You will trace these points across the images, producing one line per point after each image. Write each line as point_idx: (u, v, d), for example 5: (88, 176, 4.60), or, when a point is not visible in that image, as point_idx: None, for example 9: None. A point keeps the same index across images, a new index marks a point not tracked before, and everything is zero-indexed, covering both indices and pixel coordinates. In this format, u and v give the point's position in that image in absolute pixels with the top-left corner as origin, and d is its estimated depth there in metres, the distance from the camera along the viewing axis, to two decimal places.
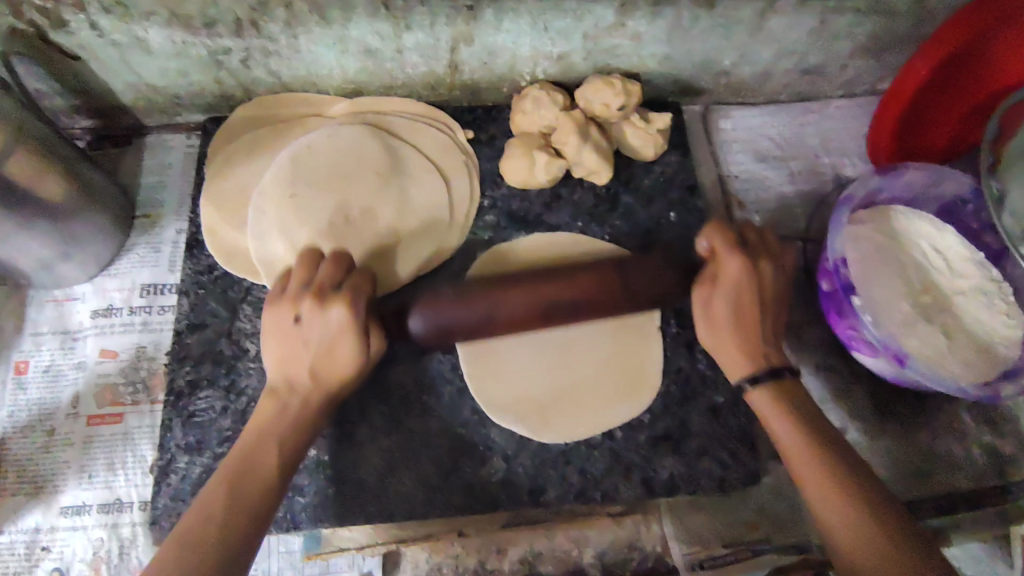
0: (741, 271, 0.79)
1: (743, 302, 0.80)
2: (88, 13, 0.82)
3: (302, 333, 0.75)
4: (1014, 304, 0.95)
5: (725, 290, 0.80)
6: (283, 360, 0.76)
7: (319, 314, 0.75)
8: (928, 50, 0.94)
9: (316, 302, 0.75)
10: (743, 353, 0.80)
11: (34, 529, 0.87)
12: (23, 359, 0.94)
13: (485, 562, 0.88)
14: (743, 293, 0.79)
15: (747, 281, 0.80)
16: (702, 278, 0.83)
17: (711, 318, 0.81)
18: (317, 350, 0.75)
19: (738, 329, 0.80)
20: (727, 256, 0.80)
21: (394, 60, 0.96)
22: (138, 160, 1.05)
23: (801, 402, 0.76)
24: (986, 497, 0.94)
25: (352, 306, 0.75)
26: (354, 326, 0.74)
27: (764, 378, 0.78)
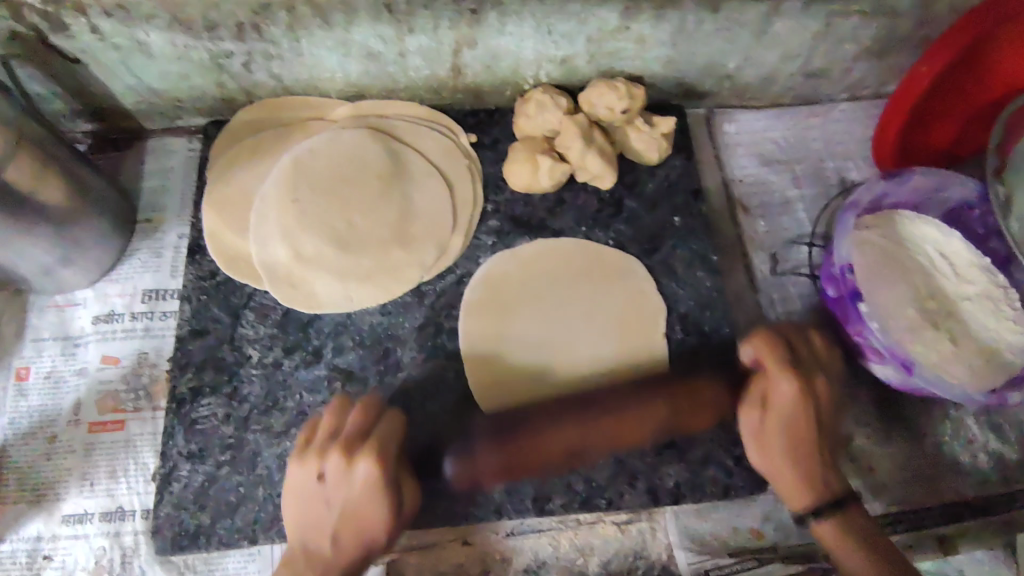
0: (791, 396, 0.78)
1: (794, 426, 0.80)
2: (88, 16, 0.81)
3: (328, 488, 0.76)
4: (1019, 309, 0.94)
5: (777, 413, 0.80)
6: (306, 521, 0.77)
7: (345, 475, 0.75)
8: (934, 53, 0.94)
9: (343, 459, 0.75)
10: (798, 485, 0.81)
11: (36, 537, 0.86)
12: (25, 366, 0.94)
13: (489, 569, 0.88)
14: (793, 416, 0.79)
15: (799, 406, 0.79)
16: (748, 402, 0.82)
17: (762, 445, 0.82)
18: (345, 506, 0.75)
19: (790, 451, 0.81)
20: (776, 378, 0.79)
21: (396, 64, 0.95)
22: (139, 164, 1.04)
23: (862, 527, 0.79)
24: (992, 504, 0.94)
25: (378, 463, 0.74)
26: (379, 489, 0.74)
27: (826, 509, 0.80)
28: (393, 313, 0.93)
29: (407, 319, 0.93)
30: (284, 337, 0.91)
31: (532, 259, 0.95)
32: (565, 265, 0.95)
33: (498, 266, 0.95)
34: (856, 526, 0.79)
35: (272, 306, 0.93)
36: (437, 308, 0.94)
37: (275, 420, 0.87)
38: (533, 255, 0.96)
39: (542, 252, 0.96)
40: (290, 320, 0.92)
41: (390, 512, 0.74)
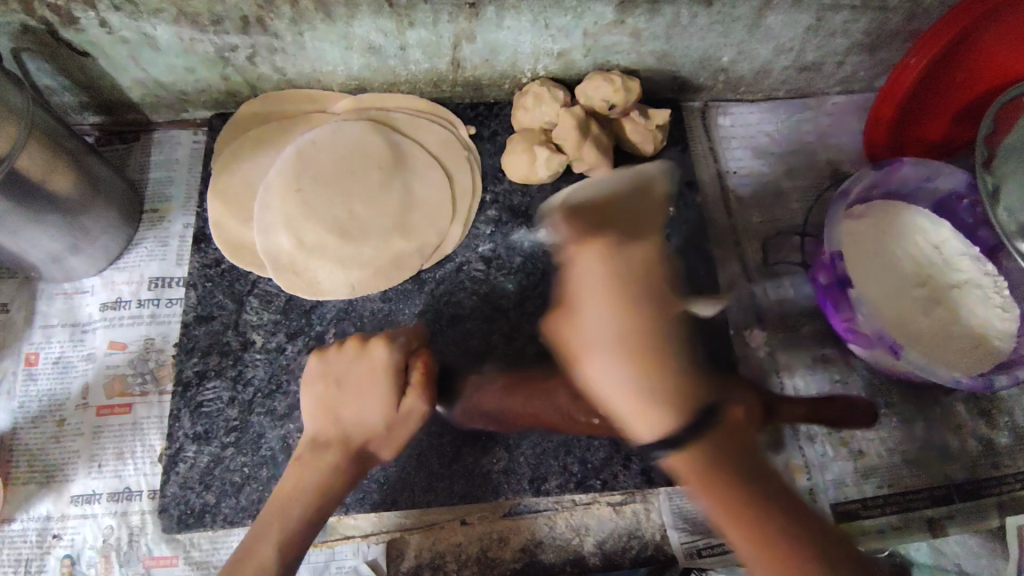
0: (592, 261, 0.68)
1: (611, 296, 0.65)
2: (97, 10, 0.83)
3: (337, 369, 0.76)
4: (1010, 298, 0.95)
5: (589, 300, 0.66)
6: (311, 414, 0.76)
7: (355, 354, 0.77)
8: (922, 47, 0.97)
9: (356, 341, 0.78)
10: (671, 406, 0.63)
11: (46, 517, 0.89)
12: (34, 351, 0.96)
13: (487, 549, 0.90)
14: (606, 305, 0.65)
15: (615, 269, 0.67)
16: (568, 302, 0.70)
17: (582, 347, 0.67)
18: (353, 385, 0.75)
19: (639, 351, 0.63)
20: (581, 255, 0.70)
21: (397, 57, 0.97)
22: (146, 156, 1.07)
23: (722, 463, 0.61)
24: (979, 488, 0.96)
25: (389, 346, 0.77)
26: (387, 370, 0.76)
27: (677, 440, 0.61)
28: (394, 300, 0.95)
29: (409, 305, 0.95)
30: (288, 323, 0.93)
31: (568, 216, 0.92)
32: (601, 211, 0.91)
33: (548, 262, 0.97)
34: (714, 456, 0.61)
35: (276, 293, 0.95)
36: (437, 295, 0.96)
37: (278, 403, 0.89)
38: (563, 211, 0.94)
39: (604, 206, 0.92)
40: (293, 306, 0.94)
41: (388, 407, 0.75)
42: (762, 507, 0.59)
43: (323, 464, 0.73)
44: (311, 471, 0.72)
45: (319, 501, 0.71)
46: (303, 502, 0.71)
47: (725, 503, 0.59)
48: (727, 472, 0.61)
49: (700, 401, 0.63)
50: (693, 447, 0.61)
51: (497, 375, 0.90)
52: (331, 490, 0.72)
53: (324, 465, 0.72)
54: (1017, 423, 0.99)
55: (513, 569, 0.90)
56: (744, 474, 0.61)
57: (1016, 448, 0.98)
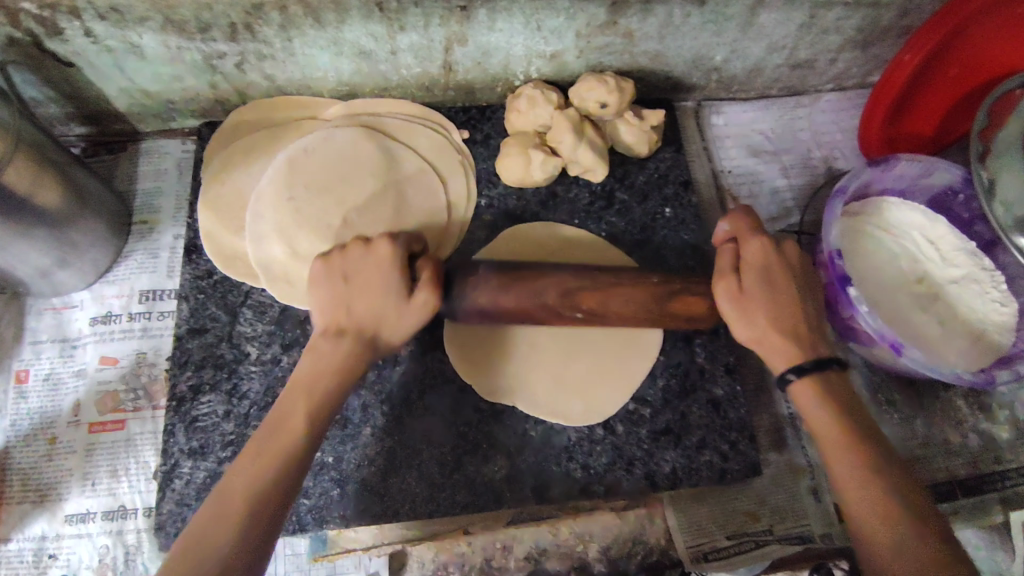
0: (764, 252, 0.76)
1: (772, 281, 0.75)
2: (83, 19, 0.82)
3: (345, 267, 0.78)
4: (1006, 292, 0.95)
5: (754, 271, 0.75)
6: (323, 307, 0.77)
7: (363, 250, 0.78)
8: (914, 44, 0.97)
9: (363, 241, 0.79)
10: (791, 348, 0.74)
11: (41, 537, 0.87)
12: (23, 368, 0.94)
13: (491, 559, 0.89)
14: (781, 275, 0.76)
15: (773, 260, 0.76)
16: (721, 268, 0.77)
17: (744, 315, 0.75)
18: (360, 280, 0.77)
19: (776, 314, 0.74)
20: (746, 238, 0.77)
21: (388, 62, 0.96)
22: (134, 166, 1.05)
23: (840, 392, 0.73)
24: (982, 483, 0.96)
25: (395, 240, 0.78)
26: (394, 263, 0.76)
27: (810, 367, 0.73)
28: None
29: None
30: (282, 334, 0.92)
31: (502, 253, 0.95)
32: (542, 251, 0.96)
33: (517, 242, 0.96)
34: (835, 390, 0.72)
35: (270, 303, 0.93)
36: None
37: None
38: (501, 245, 0.96)
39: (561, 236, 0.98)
40: (288, 317, 0.93)
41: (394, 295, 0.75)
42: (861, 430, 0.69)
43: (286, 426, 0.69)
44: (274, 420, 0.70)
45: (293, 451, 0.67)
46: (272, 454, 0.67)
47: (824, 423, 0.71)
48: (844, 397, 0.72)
49: (823, 352, 0.74)
50: (812, 378, 0.73)
51: (493, 273, 0.80)
52: (347, 379, 0.74)
53: (293, 420, 0.70)
54: (1017, 416, 0.99)
55: None
56: (864, 414, 0.72)
57: (1017, 442, 0.98)
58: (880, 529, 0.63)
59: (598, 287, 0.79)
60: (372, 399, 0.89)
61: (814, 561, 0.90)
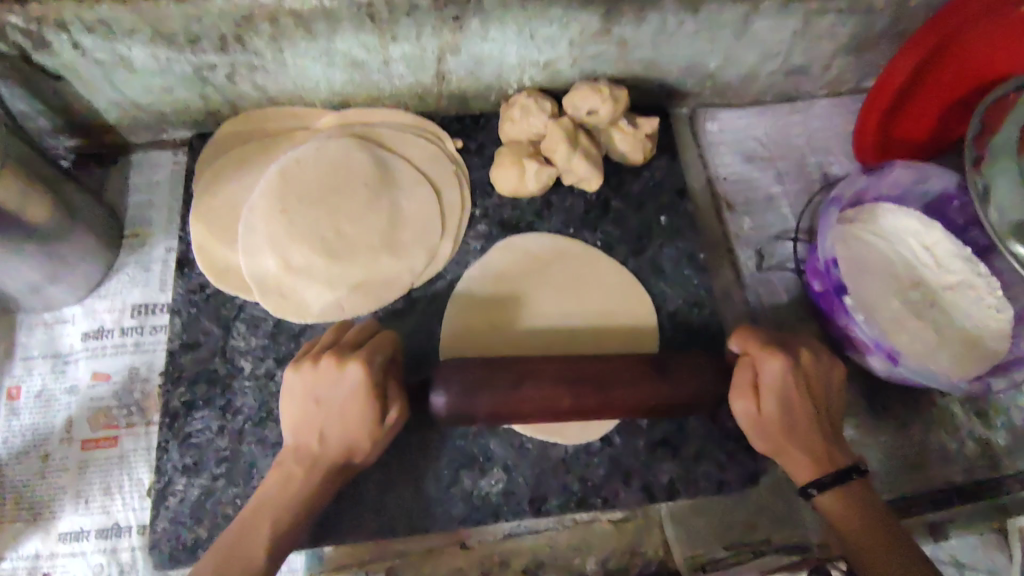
0: (781, 375, 0.76)
1: (789, 403, 0.76)
2: (71, 33, 0.81)
3: (317, 389, 0.75)
4: (1003, 297, 0.95)
5: (772, 397, 0.76)
6: (297, 424, 0.76)
7: (336, 375, 0.74)
8: (908, 50, 0.97)
9: (335, 360, 0.75)
10: (811, 459, 0.77)
11: (34, 556, 0.86)
12: (16, 384, 0.93)
13: (488, 572, 0.89)
14: (796, 393, 0.76)
15: (791, 381, 0.76)
16: (739, 386, 0.78)
17: (763, 431, 0.77)
18: (333, 408, 0.75)
19: (791, 432, 0.76)
20: (763, 359, 0.77)
21: (381, 72, 0.95)
22: (125, 179, 1.04)
23: (863, 497, 0.75)
24: (979, 489, 0.96)
25: (368, 365, 0.74)
26: (368, 394, 0.73)
27: (831, 481, 0.75)
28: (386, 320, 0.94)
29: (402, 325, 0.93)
30: (276, 348, 0.91)
31: (496, 270, 0.96)
32: (536, 265, 0.96)
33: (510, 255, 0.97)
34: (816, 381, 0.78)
35: (263, 317, 0.93)
36: (429, 314, 0.94)
37: (269, 430, 0.87)
38: (494, 258, 0.96)
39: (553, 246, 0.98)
40: (282, 330, 0.92)
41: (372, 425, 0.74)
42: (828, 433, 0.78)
43: (241, 560, 0.70)
44: (235, 551, 0.71)
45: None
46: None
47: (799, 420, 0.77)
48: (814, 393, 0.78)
49: (843, 462, 0.77)
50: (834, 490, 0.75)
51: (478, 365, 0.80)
52: (314, 501, 0.75)
53: (254, 551, 0.71)
54: (1014, 422, 0.99)
55: None
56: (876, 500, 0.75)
57: (1014, 448, 0.98)
58: (881, 555, 0.70)
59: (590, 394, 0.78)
60: None
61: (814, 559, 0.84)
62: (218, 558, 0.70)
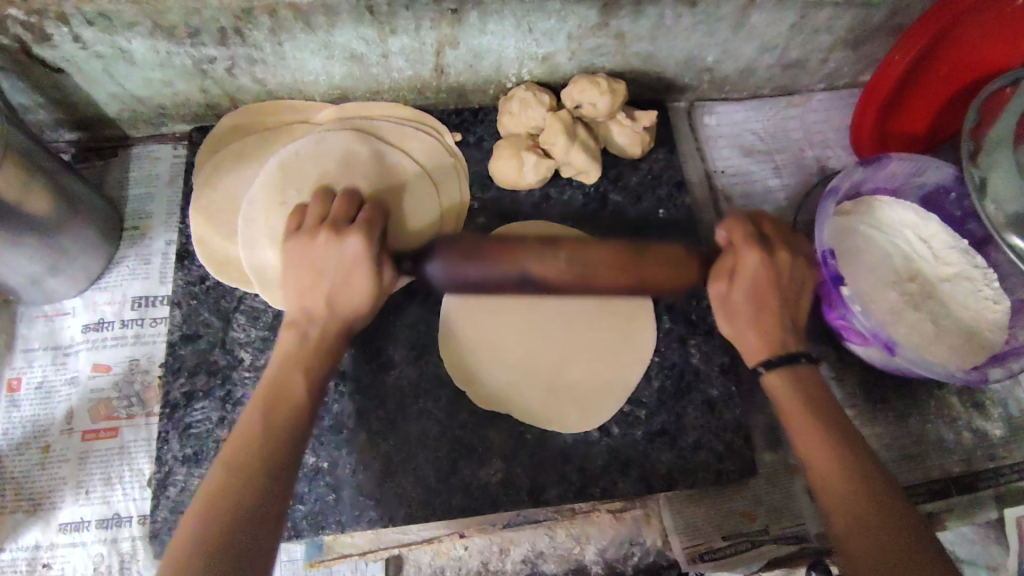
0: (759, 265, 0.78)
1: (760, 295, 0.79)
2: (71, 25, 0.81)
3: (316, 257, 0.79)
4: (998, 289, 0.96)
5: (744, 285, 0.79)
6: (298, 288, 0.79)
7: (335, 247, 0.79)
8: (904, 44, 0.98)
9: (334, 233, 0.79)
10: (762, 343, 0.79)
11: (35, 546, 0.87)
12: (16, 376, 0.93)
13: (489, 560, 0.90)
14: (770, 285, 0.78)
15: (767, 272, 0.78)
16: (719, 270, 0.82)
17: (730, 314, 0.81)
18: (329, 274, 0.78)
19: (755, 317, 0.79)
20: (744, 248, 0.79)
21: (380, 65, 0.96)
22: (125, 172, 1.04)
23: (810, 383, 0.76)
24: (976, 480, 0.96)
25: (367, 237, 0.79)
26: (366, 258, 0.79)
27: (780, 363, 0.77)
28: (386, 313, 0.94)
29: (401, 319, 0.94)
30: (276, 339, 0.91)
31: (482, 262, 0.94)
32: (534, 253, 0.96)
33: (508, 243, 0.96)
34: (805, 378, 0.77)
35: (263, 308, 0.93)
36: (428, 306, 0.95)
37: None
38: None
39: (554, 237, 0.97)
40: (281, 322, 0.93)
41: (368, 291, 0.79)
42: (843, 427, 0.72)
43: (283, 402, 0.72)
44: (280, 396, 0.72)
45: (303, 418, 0.71)
46: (268, 439, 0.68)
47: (801, 414, 0.74)
48: (816, 394, 0.76)
49: (792, 347, 0.79)
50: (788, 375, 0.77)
51: (470, 246, 0.84)
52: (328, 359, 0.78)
53: (293, 389, 0.73)
54: (1010, 413, 1.00)
55: None
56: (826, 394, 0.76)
57: (1011, 438, 0.98)
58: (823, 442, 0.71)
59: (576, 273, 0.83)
60: (366, 404, 0.88)
61: (809, 557, 0.90)
62: (264, 400, 0.72)
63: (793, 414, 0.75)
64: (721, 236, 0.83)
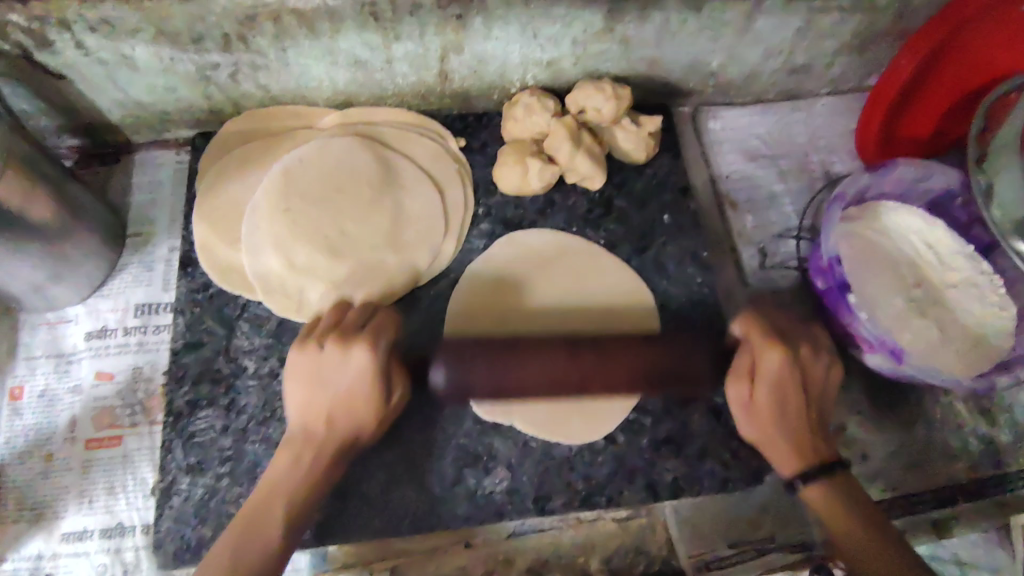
0: (780, 366, 0.78)
1: (782, 395, 0.79)
2: (74, 32, 0.81)
3: (324, 369, 0.77)
4: (1005, 294, 0.96)
5: (767, 386, 0.79)
6: (305, 406, 0.77)
7: (341, 359, 0.76)
8: (910, 49, 0.97)
9: (340, 343, 0.76)
10: (790, 449, 0.80)
11: (37, 556, 0.86)
12: (18, 384, 0.93)
13: (493, 570, 0.89)
14: (791, 385, 0.79)
15: (789, 374, 0.79)
16: (737, 371, 0.80)
17: (753, 416, 0.81)
18: (337, 385, 0.76)
19: (783, 421, 0.79)
20: (764, 348, 0.79)
21: (384, 71, 0.95)
22: (127, 178, 1.04)
23: (846, 490, 0.78)
24: (982, 487, 0.96)
25: (373, 348, 0.76)
26: (374, 371, 0.76)
27: (815, 473, 0.78)
28: None
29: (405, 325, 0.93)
30: (280, 347, 0.91)
31: (501, 262, 0.96)
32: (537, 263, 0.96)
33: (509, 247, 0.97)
34: (846, 493, 0.78)
35: (267, 316, 0.93)
36: (433, 313, 0.94)
37: (273, 429, 0.87)
38: (495, 254, 0.97)
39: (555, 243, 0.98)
40: (285, 329, 0.92)
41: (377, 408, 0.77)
42: (887, 541, 0.73)
43: (261, 526, 0.72)
44: (258, 519, 0.72)
45: (268, 562, 0.70)
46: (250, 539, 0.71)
47: (844, 525, 0.75)
48: (860, 507, 0.76)
49: (825, 454, 0.80)
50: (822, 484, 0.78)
51: (481, 354, 0.79)
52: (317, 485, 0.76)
53: (271, 525, 0.72)
54: (1017, 420, 0.99)
55: None
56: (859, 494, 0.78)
57: (1017, 445, 0.98)
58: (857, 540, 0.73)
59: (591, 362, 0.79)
60: None
61: (808, 556, 0.86)
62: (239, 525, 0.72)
63: (839, 526, 0.76)
64: (739, 331, 0.82)
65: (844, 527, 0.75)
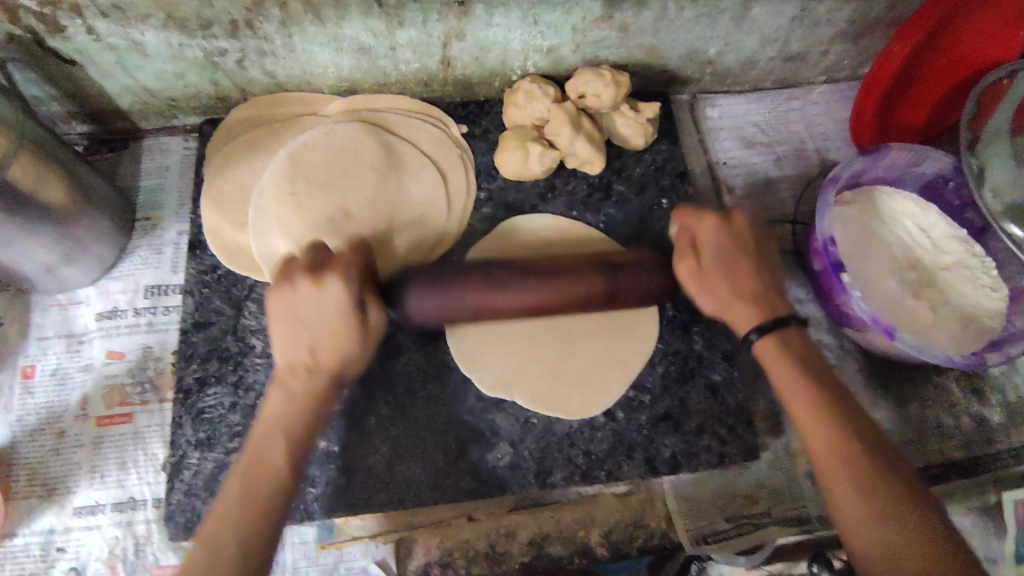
0: (715, 227, 0.80)
1: (728, 256, 0.79)
2: (85, 17, 0.83)
3: (296, 308, 0.74)
4: (996, 276, 0.98)
5: (709, 250, 0.80)
6: (285, 347, 0.74)
7: (315, 293, 0.74)
8: (903, 36, 1.00)
9: (311, 279, 0.74)
10: (754, 308, 0.77)
11: (49, 530, 0.88)
12: (30, 363, 0.95)
13: (495, 543, 0.92)
14: (734, 244, 0.80)
15: (725, 234, 0.80)
16: (680, 251, 0.81)
17: (708, 287, 0.79)
18: (318, 322, 0.74)
19: (738, 287, 0.78)
20: (697, 221, 0.81)
21: (387, 57, 0.97)
22: (136, 164, 1.06)
23: (805, 356, 0.74)
24: (974, 465, 0.98)
25: (346, 279, 0.75)
26: (352, 304, 0.74)
27: (773, 328, 0.75)
28: None
29: None
30: None
31: (502, 246, 0.97)
32: (537, 244, 0.98)
33: (509, 230, 0.99)
34: (798, 351, 0.74)
35: None
36: None
37: None
38: (496, 238, 0.98)
39: (559, 227, 1.00)
40: None
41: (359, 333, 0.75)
42: (849, 417, 0.68)
43: (263, 497, 0.66)
44: (256, 471, 0.67)
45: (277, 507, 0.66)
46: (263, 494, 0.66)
47: (807, 410, 0.70)
48: (813, 370, 0.73)
49: (785, 312, 0.78)
50: (777, 347, 0.74)
51: (432, 272, 0.82)
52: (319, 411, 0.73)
53: (274, 464, 0.68)
54: (1009, 399, 1.01)
55: (522, 562, 0.92)
56: (817, 360, 0.75)
57: (1008, 424, 1.00)
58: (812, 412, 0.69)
59: (536, 264, 0.83)
60: (375, 389, 0.90)
61: (811, 551, 0.93)
62: (237, 505, 0.65)
63: (801, 409, 0.70)
64: (676, 230, 0.84)
65: (806, 417, 0.69)
